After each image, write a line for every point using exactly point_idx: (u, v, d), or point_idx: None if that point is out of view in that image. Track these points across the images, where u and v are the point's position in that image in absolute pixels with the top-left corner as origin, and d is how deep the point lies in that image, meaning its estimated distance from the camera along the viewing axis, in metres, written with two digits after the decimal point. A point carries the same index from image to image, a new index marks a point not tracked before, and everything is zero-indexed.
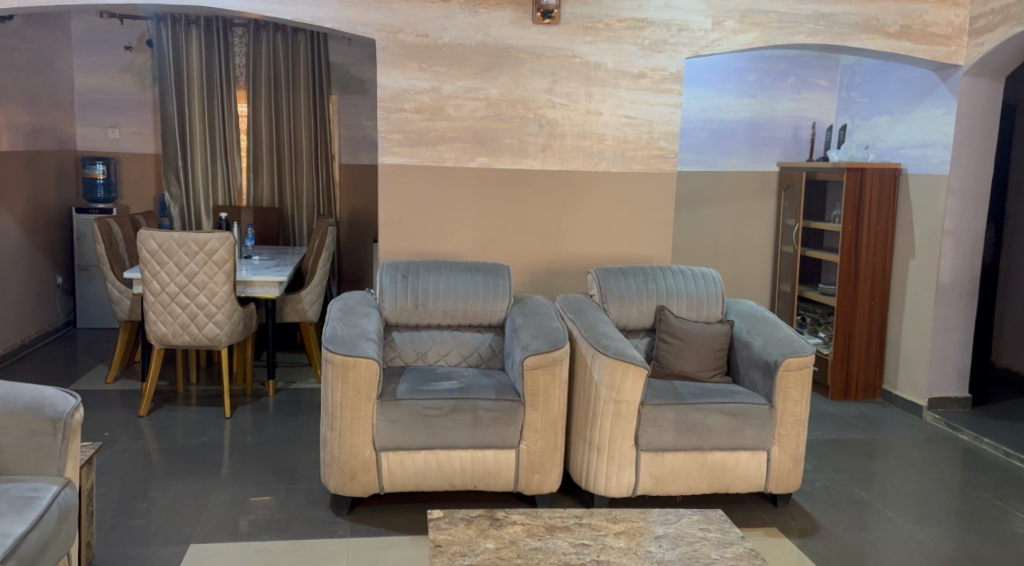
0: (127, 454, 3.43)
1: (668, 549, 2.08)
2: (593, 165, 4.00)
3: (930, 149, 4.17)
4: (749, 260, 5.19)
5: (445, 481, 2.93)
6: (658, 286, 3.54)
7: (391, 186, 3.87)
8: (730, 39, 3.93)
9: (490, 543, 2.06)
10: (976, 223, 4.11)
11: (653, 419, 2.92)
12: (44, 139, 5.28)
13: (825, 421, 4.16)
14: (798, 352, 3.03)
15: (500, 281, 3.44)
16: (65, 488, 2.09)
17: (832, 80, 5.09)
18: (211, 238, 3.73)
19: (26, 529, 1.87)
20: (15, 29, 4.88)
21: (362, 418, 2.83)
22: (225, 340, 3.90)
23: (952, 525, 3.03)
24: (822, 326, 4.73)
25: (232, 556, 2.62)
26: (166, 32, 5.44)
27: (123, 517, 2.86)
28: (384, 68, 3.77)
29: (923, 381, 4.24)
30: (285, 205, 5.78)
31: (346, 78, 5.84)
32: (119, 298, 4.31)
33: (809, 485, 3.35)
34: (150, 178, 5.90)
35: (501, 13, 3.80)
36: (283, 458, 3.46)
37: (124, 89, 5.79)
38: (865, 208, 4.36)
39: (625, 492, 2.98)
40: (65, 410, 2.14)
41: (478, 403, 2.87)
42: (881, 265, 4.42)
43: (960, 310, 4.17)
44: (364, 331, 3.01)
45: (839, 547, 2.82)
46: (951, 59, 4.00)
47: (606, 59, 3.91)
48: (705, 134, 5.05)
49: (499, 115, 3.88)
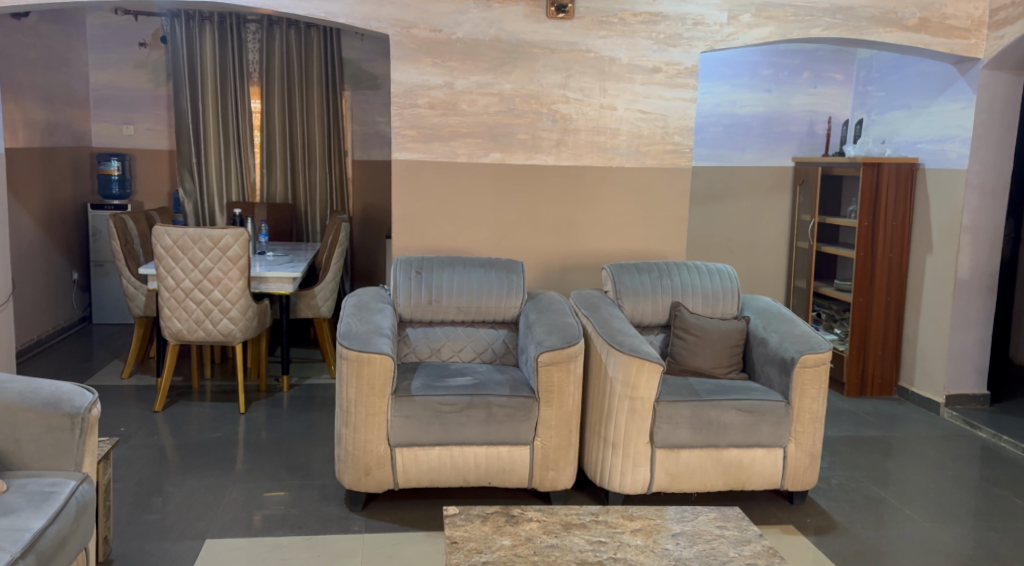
0: (142, 450, 3.45)
1: (686, 547, 2.06)
2: (607, 160, 3.98)
3: (948, 143, 4.13)
4: (763, 255, 5.16)
5: (460, 477, 2.92)
6: (674, 282, 3.52)
7: (404, 182, 3.86)
8: (745, 34, 3.90)
9: (507, 539, 2.05)
10: (994, 218, 4.06)
11: (669, 416, 2.90)
12: (60, 135, 5.30)
13: (840, 418, 4.13)
14: (816, 348, 3.00)
15: (514, 276, 3.44)
16: (83, 483, 2.10)
17: (848, 74, 5.04)
18: (225, 234, 3.74)
19: (44, 524, 1.88)
20: (30, 26, 4.91)
21: (377, 415, 2.82)
22: (240, 336, 3.91)
23: (971, 523, 3.00)
24: (838, 323, 4.70)
25: (246, 552, 2.63)
26: (181, 28, 5.46)
27: (140, 512, 2.88)
28: (397, 63, 3.76)
29: (940, 377, 4.20)
30: (298, 201, 5.79)
31: (359, 74, 5.81)
32: (134, 293, 4.32)
33: (826, 483, 3.32)
34: (165, 174, 5.92)
35: (515, 8, 3.79)
36: (296, 454, 3.46)
37: (138, 85, 5.81)
38: (882, 204, 4.32)
39: (640, 489, 2.96)
40: (82, 406, 2.15)
41: (493, 399, 2.86)
42: (898, 261, 4.38)
43: (978, 305, 4.14)
44: (378, 327, 3.01)
45: (857, 546, 2.79)
46: (970, 52, 3.95)
47: (620, 54, 3.89)
48: (719, 130, 5.01)
49: (512, 110, 3.86)
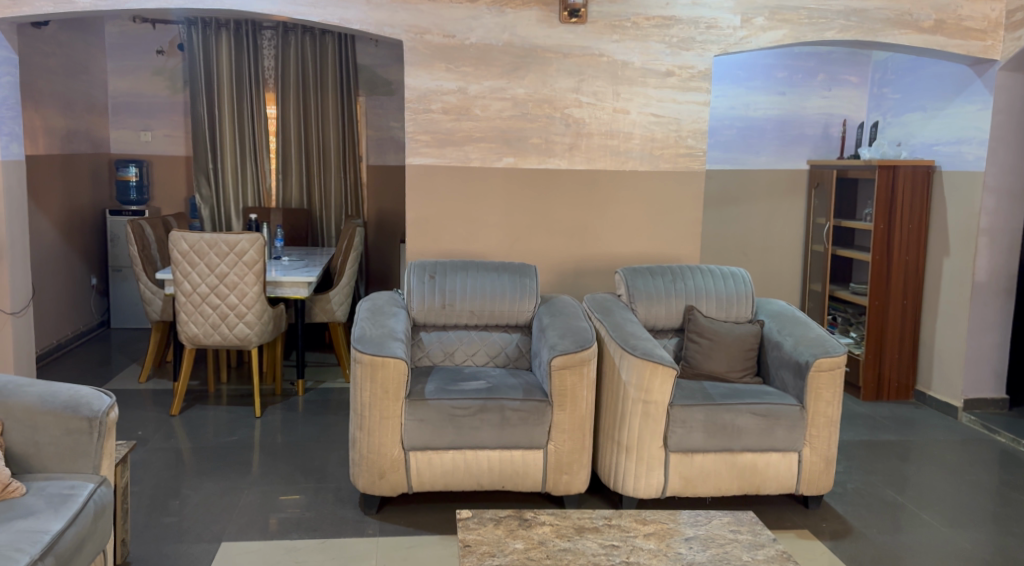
0: (159, 453, 3.48)
1: (699, 551, 2.06)
2: (621, 164, 3.98)
3: (965, 145, 4.10)
4: (778, 259, 5.14)
5: (473, 481, 2.93)
6: (688, 286, 3.51)
7: (417, 186, 3.88)
8: (759, 36, 3.89)
9: (519, 543, 2.06)
10: (1012, 221, 4.03)
11: (682, 420, 2.90)
12: (79, 142, 5.37)
13: (856, 422, 4.10)
14: (830, 352, 2.98)
15: (527, 280, 3.44)
16: (100, 486, 2.13)
17: (863, 76, 5.02)
18: (241, 239, 3.78)
19: (63, 526, 1.91)
20: (51, 35, 4.98)
21: (391, 419, 2.84)
22: (255, 340, 3.94)
23: (989, 528, 2.97)
24: (853, 326, 4.67)
25: (262, 555, 2.65)
26: (197, 36, 5.50)
27: (157, 515, 2.90)
28: (411, 69, 3.78)
29: (957, 381, 4.17)
30: (313, 206, 5.82)
31: (373, 79, 5.86)
32: (151, 297, 4.36)
33: (841, 486, 3.30)
34: (182, 180, 5.98)
35: (528, 13, 3.80)
36: (311, 458, 3.48)
37: (156, 92, 5.87)
38: (898, 205, 4.28)
39: (654, 493, 2.96)
40: (100, 409, 2.17)
41: (506, 403, 2.87)
42: (914, 264, 4.34)
43: (995, 308, 4.11)
44: (392, 331, 3.02)
45: (872, 550, 2.78)
46: (987, 54, 3.92)
47: (633, 58, 3.89)
48: (734, 132, 5.00)
49: (525, 114, 3.87)
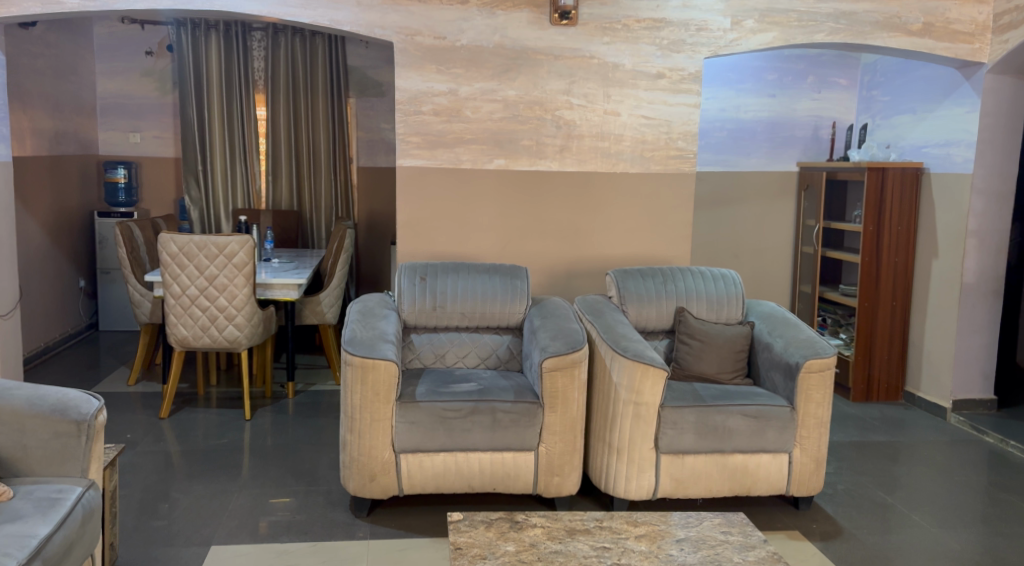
0: (148, 456, 3.46)
1: (690, 552, 2.06)
2: (612, 165, 3.98)
3: (953, 147, 4.12)
4: (769, 260, 5.16)
5: (465, 483, 2.92)
6: (679, 287, 3.52)
7: (408, 187, 3.87)
8: (749, 39, 3.90)
9: (510, 545, 2.05)
10: (1000, 223, 4.06)
11: (673, 422, 2.90)
12: (67, 144, 5.33)
13: (847, 423, 4.12)
14: (820, 354, 2.99)
15: (519, 282, 3.44)
16: (89, 490, 2.11)
17: (852, 79, 5.04)
18: (231, 241, 3.75)
19: (51, 530, 1.89)
20: (38, 35, 4.95)
21: (382, 421, 2.83)
22: (245, 343, 3.93)
23: (978, 528, 2.99)
24: (843, 328, 4.70)
25: (252, 558, 2.63)
26: (187, 37, 5.48)
27: (146, 518, 2.89)
28: (401, 70, 3.77)
29: (947, 382, 4.19)
30: (304, 208, 5.81)
31: (364, 80, 5.86)
32: (140, 300, 4.34)
33: (832, 488, 3.31)
34: (171, 181, 5.95)
35: (519, 14, 3.80)
36: (302, 461, 3.47)
37: (145, 94, 5.84)
38: (887, 207, 4.31)
39: (645, 495, 2.96)
40: (88, 412, 2.16)
41: (497, 405, 2.86)
42: (903, 265, 4.37)
43: (984, 310, 4.13)
44: (383, 333, 3.01)
45: (862, 550, 2.79)
46: (975, 57, 3.95)
47: (624, 60, 3.90)
48: (724, 135, 5.01)
49: (516, 116, 3.87)
